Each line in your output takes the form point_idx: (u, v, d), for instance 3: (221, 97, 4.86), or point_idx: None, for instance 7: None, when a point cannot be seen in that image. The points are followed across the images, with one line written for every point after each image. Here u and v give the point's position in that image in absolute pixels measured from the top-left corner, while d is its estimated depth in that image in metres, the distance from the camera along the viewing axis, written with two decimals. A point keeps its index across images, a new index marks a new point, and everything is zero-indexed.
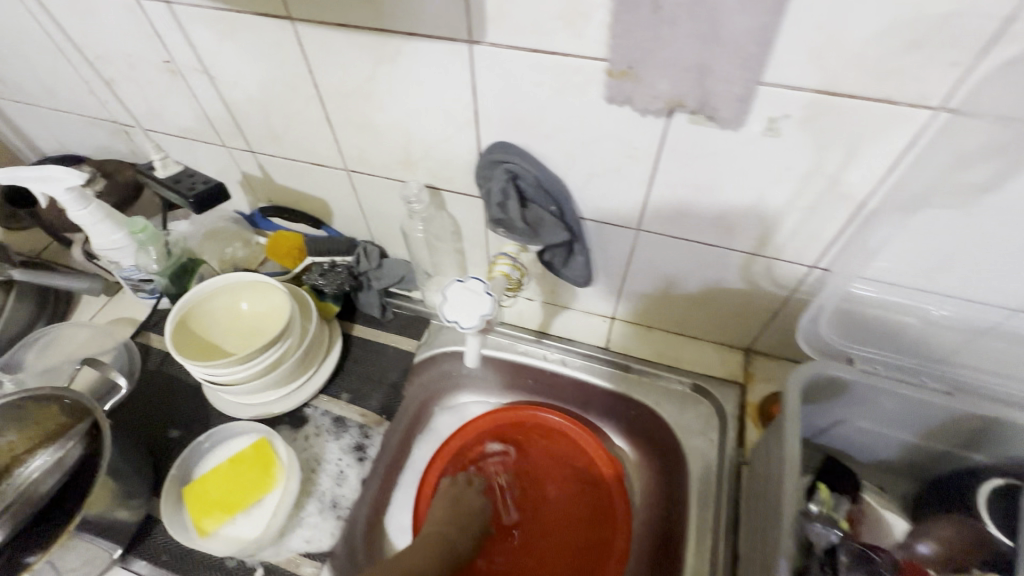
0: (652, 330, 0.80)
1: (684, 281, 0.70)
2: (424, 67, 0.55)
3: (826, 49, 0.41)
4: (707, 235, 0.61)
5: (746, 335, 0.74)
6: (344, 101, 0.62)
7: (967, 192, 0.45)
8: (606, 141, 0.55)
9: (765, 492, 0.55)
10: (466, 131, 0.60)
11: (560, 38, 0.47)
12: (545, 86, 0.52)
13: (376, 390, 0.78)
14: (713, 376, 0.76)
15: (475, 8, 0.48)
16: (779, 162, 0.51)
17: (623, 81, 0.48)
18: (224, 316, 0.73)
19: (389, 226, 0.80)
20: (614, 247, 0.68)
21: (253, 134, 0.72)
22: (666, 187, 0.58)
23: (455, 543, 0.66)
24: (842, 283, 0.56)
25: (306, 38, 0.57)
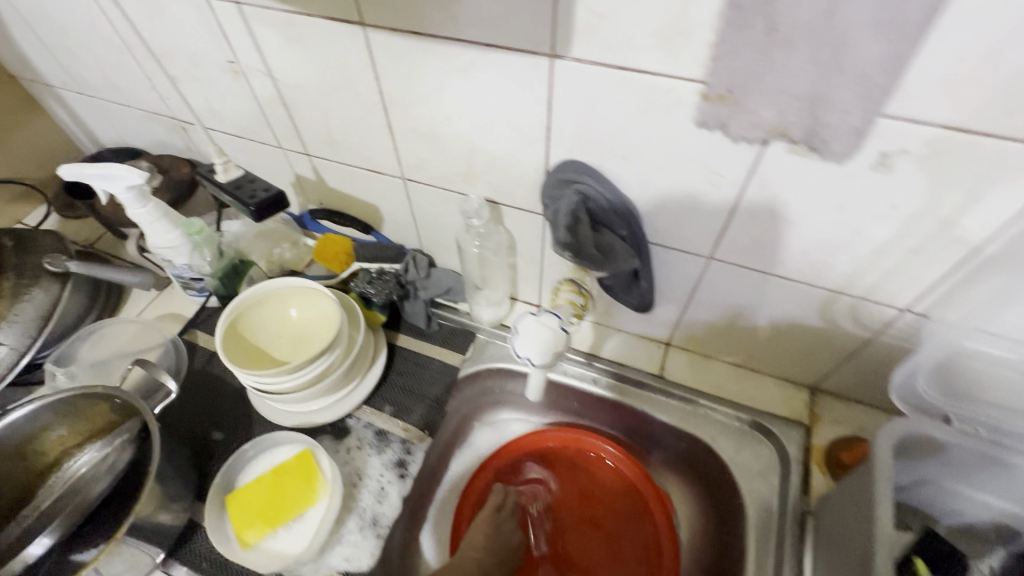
0: (709, 360, 0.76)
1: (753, 314, 0.65)
2: (498, 80, 0.52)
3: (966, 83, 0.36)
4: (787, 269, 0.57)
5: (815, 373, 0.70)
6: (408, 110, 0.60)
7: None
8: (688, 165, 0.51)
9: (845, 556, 0.50)
10: (535, 147, 0.57)
11: (653, 56, 0.44)
12: (628, 106, 0.49)
13: (418, 403, 0.75)
14: (775, 414, 0.71)
15: (562, 22, 0.45)
16: (885, 200, 0.46)
17: (719, 105, 0.44)
18: (274, 322, 0.72)
19: (440, 236, 0.78)
20: (680, 274, 0.64)
21: (312, 137, 0.71)
22: (749, 218, 0.54)
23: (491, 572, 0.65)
24: (949, 336, 0.54)
25: (375, 45, 0.55)
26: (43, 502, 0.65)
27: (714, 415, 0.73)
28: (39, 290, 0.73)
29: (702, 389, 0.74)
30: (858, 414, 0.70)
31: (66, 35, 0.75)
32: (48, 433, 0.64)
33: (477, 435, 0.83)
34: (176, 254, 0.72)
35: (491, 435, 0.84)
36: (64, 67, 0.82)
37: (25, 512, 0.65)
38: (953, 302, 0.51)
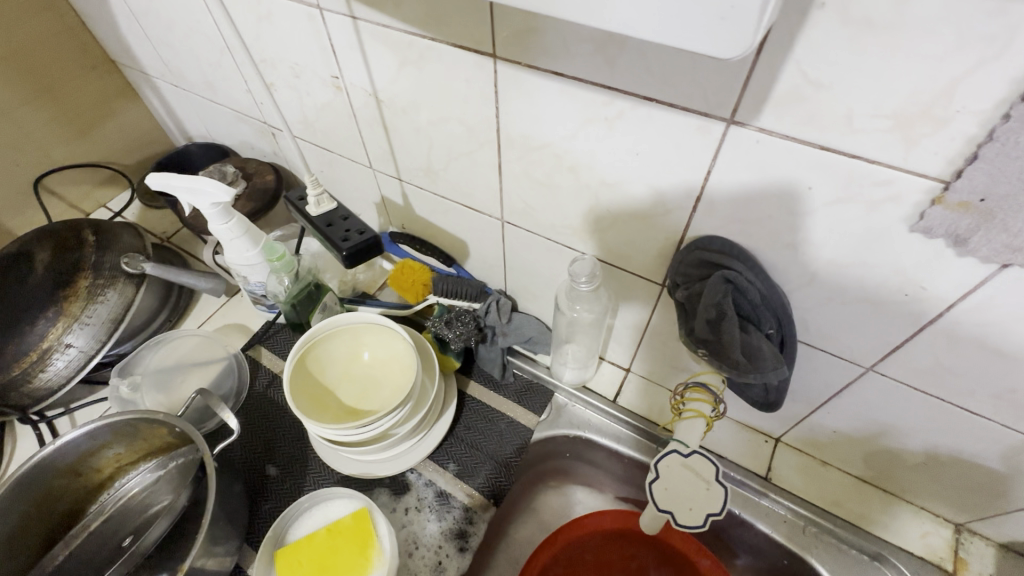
0: (829, 468, 0.64)
1: (907, 437, 0.54)
2: (646, 138, 0.43)
3: None
4: (975, 403, 0.46)
5: (969, 511, 0.57)
6: (527, 154, 0.52)
7: None
8: (878, 270, 0.41)
9: None
10: (674, 216, 0.48)
11: (876, 142, 0.34)
12: (819, 193, 0.39)
13: (485, 465, 0.68)
14: (909, 551, 0.59)
15: (757, 85, 0.35)
16: None
17: (960, 214, 0.34)
18: (344, 360, 0.66)
19: (530, 283, 0.70)
20: (821, 377, 0.53)
21: (408, 164, 0.64)
22: (947, 339, 0.42)
23: None
24: None
25: (504, 80, 0.47)
26: (92, 521, 0.62)
27: (828, 535, 0.62)
28: (114, 292, 0.70)
29: (818, 502, 0.63)
30: (1017, 568, 0.57)
31: (169, 30, 0.71)
32: (104, 451, 0.61)
33: (541, 502, 0.75)
34: (251, 272, 0.67)
35: (555, 502, 0.76)
36: (163, 59, 0.79)
37: (72, 531, 0.61)
38: None
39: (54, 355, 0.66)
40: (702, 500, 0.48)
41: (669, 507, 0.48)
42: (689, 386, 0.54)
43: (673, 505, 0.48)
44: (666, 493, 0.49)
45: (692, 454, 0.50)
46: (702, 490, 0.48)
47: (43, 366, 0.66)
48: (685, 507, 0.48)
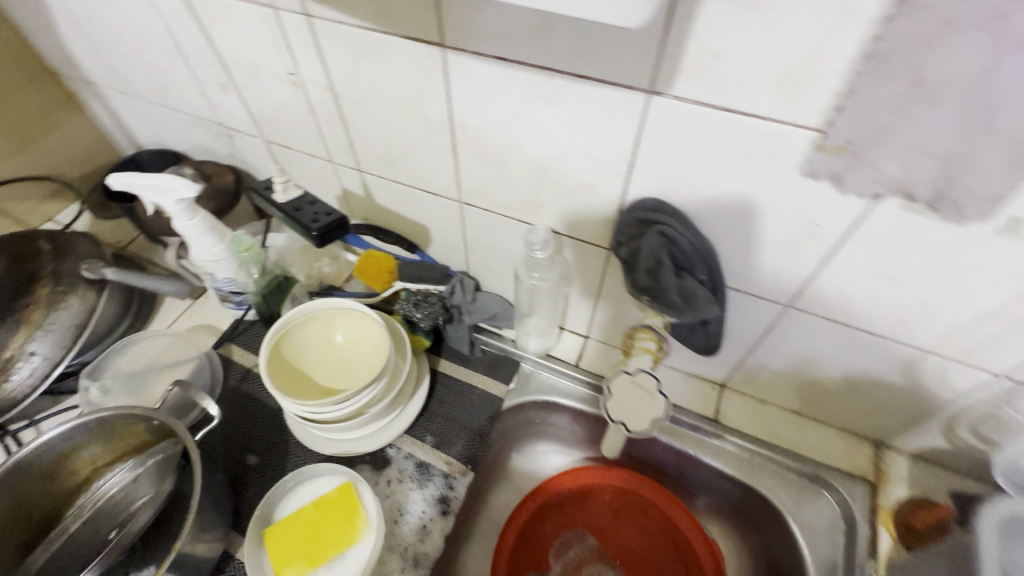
0: (766, 406, 0.73)
1: (826, 365, 0.62)
2: (582, 112, 0.49)
3: None
4: (874, 325, 0.54)
5: (883, 428, 0.66)
6: (478, 135, 0.57)
7: None
8: (783, 214, 0.48)
9: None
10: (613, 183, 0.54)
11: (766, 101, 0.41)
12: (728, 150, 0.45)
13: (461, 434, 0.72)
14: (839, 468, 0.67)
15: (669, 57, 0.41)
16: (1005, 266, 0.43)
17: (836, 157, 0.41)
18: (318, 345, 0.69)
19: (491, 262, 0.75)
20: (751, 319, 0.61)
21: (367, 154, 0.68)
22: (843, 270, 0.50)
23: None
24: None
25: (453, 68, 0.52)
26: (72, 524, 0.62)
27: (771, 465, 0.69)
28: (76, 298, 0.70)
29: (760, 436, 0.71)
30: (926, 473, 0.66)
31: (116, 37, 0.72)
32: (80, 452, 0.62)
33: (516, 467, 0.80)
34: (218, 268, 0.70)
35: (530, 467, 0.81)
36: (110, 66, 0.79)
37: (51, 535, 0.61)
38: None
39: (17, 364, 0.66)
40: (649, 408, 0.56)
41: (624, 419, 0.56)
42: (638, 328, 0.59)
43: (626, 418, 0.56)
44: (619, 407, 0.56)
45: (635, 370, 0.57)
46: (647, 400, 0.56)
47: (6, 375, 0.65)
48: (637, 417, 0.56)
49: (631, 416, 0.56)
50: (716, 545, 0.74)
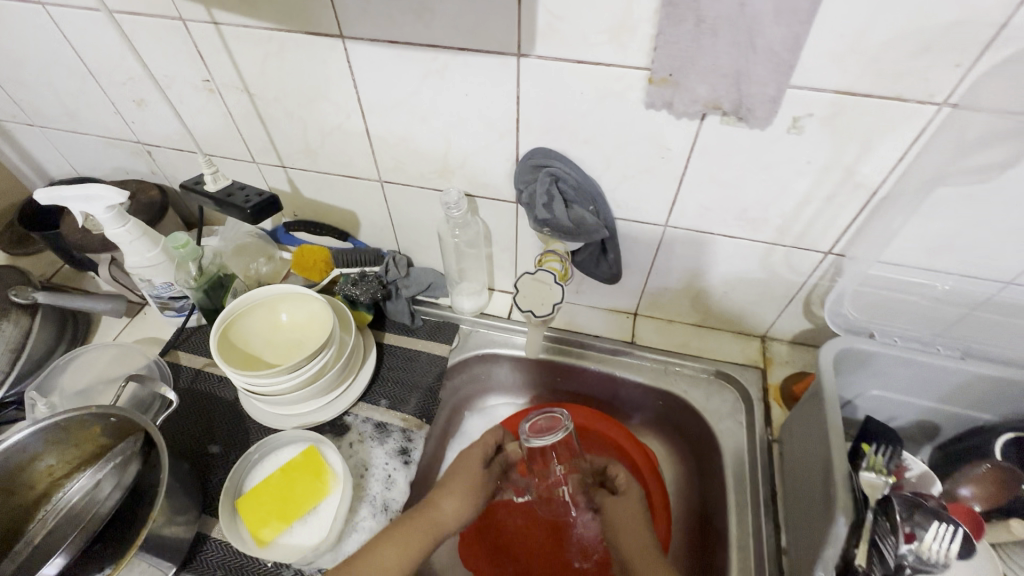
0: (672, 324, 0.85)
1: (707, 274, 0.74)
2: (470, 80, 0.59)
3: (849, 55, 0.47)
4: (731, 228, 0.66)
5: (763, 323, 0.80)
6: (386, 114, 0.65)
7: (986, 170, 0.50)
8: (643, 144, 0.59)
9: (809, 473, 0.59)
10: (506, 140, 0.64)
11: (605, 50, 0.52)
12: (588, 95, 0.56)
13: (413, 394, 0.79)
14: (735, 362, 0.81)
15: (526, 24, 0.52)
16: (801, 156, 0.56)
17: (663, 87, 0.53)
18: (266, 329, 0.74)
19: (418, 235, 0.83)
20: (642, 244, 0.72)
21: (288, 149, 0.74)
22: (696, 186, 0.62)
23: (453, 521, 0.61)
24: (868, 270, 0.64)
25: (354, 55, 0.60)
26: (37, 535, 0.64)
27: (682, 370, 0.81)
28: (9, 322, 0.71)
29: (670, 348, 0.83)
30: (801, 354, 0.80)
31: (18, 67, 0.74)
32: (37, 463, 0.63)
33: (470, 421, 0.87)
34: (154, 273, 0.73)
35: (483, 420, 0.89)
36: (14, 99, 0.81)
37: (16, 548, 0.63)
38: (862, 240, 0.62)
39: None
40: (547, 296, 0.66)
41: (530, 308, 0.66)
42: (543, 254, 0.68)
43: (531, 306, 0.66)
44: (526, 299, 0.67)
45: (536, 271, 0.68)
46: (545, 291, 0.66)
47: None
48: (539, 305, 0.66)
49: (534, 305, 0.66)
50: (652, 452, 0.84)
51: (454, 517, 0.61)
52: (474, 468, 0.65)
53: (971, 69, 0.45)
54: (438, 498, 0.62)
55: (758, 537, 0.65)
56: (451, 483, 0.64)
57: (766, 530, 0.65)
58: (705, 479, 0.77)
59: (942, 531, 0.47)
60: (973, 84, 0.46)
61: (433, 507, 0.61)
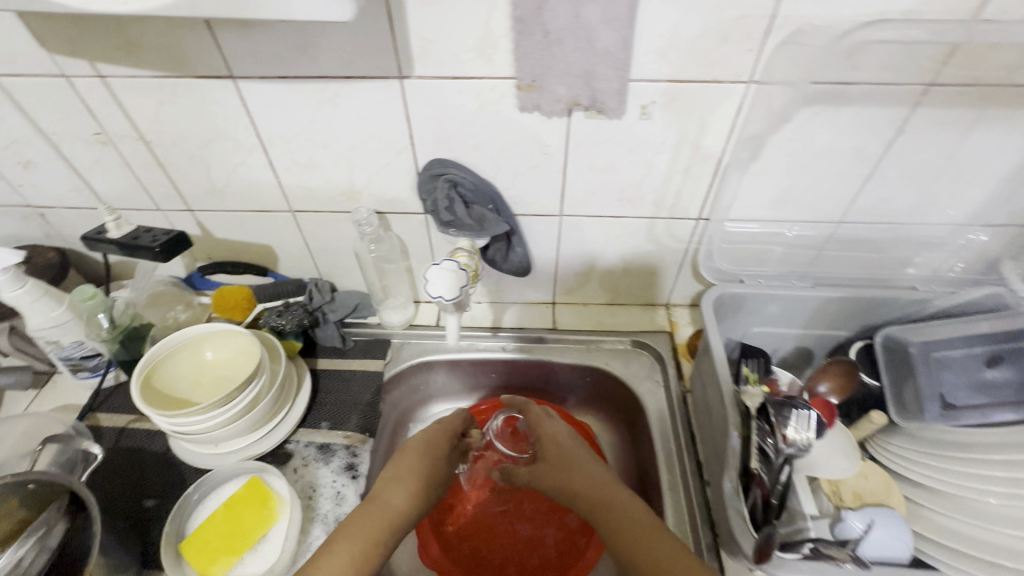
0: (587, 306, 0.93)
1: (606, 254, 0.83)
2: (361, 104, 0.64)
3: (669, 50, 0.57)
4: (616, 210, 0.75)
5: (664, 292, 0.90)
6: (287, 145, 0.69)
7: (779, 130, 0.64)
8: (526, 144, 0.67)
9: (711, 406, 0.68)
10: (404, 155, 0.70)
11: (475, 66, 0.60)
12: (468, 105, 0.64)
13: (353, 412, 0.80)
14: (647, 330, 0.90)
15: (402, 50, 0.59)
16: (655, 139, 0.66)
17: (530, 92, 0.61)
18: (192, 370, 0.73)
19: (337, 259, 0.86)
20: (544, 235, 0.80)
21: (193, 192, 0.76)
22: (578, 176, 0.71)
23: (410, 512, 0.61)
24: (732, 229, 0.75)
25: (246, 93, 0.64)
26: None
27: (603, 345, 0.89)
28: None
29: (589, 328, 0.91)
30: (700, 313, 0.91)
31: None
32: None
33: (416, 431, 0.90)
34: (61, 332, 0.71)
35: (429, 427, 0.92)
36: None
37: None
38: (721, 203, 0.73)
39: None
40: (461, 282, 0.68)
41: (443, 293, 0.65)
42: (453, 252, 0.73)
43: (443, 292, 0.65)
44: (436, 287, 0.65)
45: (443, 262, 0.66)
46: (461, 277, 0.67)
47: None
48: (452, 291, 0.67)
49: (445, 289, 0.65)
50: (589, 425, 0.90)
51: (408, 510, 0.61)
52: (424, 459, 0.66)
53: (761, 52, 0.57)
54: (389, 491, 0.62)
55: (684, 475, 0.72)
56: (404, 478, 0.63)
57: (689, 466, 0.73)
58: (637, 438, 0.84)
59: (801, 417, 0.52)
60: (766, 63, 0.58)
61: (385, 505, 0.60)
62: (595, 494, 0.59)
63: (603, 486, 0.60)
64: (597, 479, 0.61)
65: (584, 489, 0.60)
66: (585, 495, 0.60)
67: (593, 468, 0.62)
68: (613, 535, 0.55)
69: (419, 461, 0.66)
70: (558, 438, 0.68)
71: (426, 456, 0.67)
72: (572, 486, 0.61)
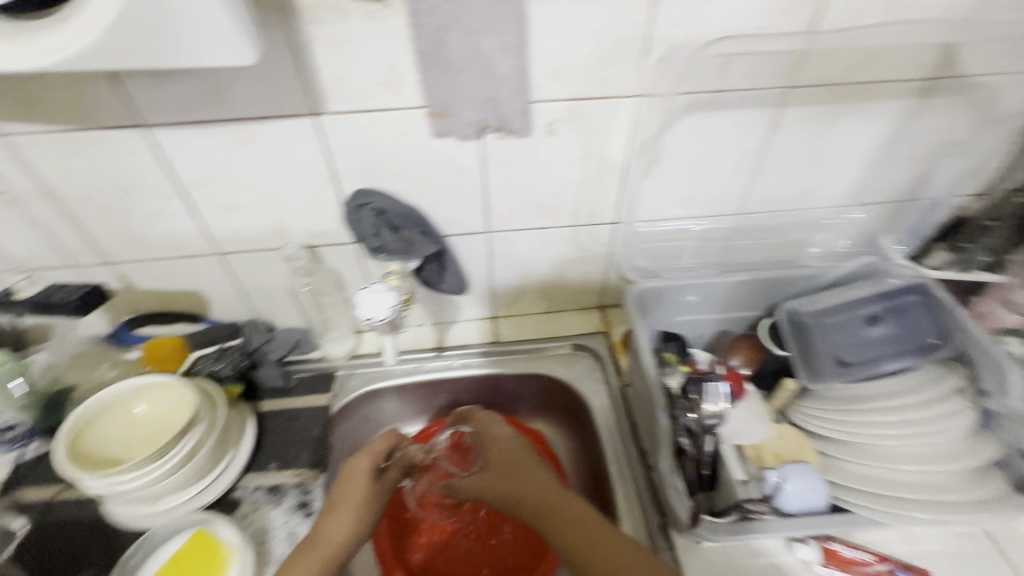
0: (527, 317, 0.97)
1: (536, 264, 0.87)
2: (279, 142, 0.66)
3: (562, 72, 0.63)
4: (539, 222, 0.80)
5: (597, 294, 0.95)
6: (206, 188, 0.69)
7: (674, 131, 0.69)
8: (445, 167, 0.71)
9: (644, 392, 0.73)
10: (328, 188, 0.72)
11: (386, 98, 0.63)
12: (385, 136, 0.67)
13: (302, 449, 0.79)
14: (584, 332, 0.94)
15: (313, 88, 0.61)
16: (564, 153, 0.71)
17: (442, 119, 0.65)
18: (123, 426, 0.71)
19: (272, 297, 0.86)
20: (476, 252, 0.83)
21: (111, 245, 0.74)
22: (499, 193, 0.75)
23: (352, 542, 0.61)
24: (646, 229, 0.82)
25: (159, 140, 0.64)
26: None
27: (546, 352, 0.93)
28: None
29: (531, 337, 0.94)
30: None
31: None
32: None
33: None
34: None
35: None
36: None
37: None
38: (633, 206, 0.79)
39: None
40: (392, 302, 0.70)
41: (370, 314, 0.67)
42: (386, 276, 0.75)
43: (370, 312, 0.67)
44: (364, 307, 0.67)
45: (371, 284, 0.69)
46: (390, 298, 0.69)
47: None
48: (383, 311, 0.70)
49: (373, 309, 0.66)
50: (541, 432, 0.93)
51: (350, 540, 0.61)
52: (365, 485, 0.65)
53: (644, 69, 0.64)
54: (330, 525, 0.61)
55: (631, 463, 0.76)
56: (344, 509, 0.63)
57: (634, 454, 0.77)
58: (586, 436, 0.87)
59: (713, 390, 0.59)
60: (650, 78, 0.65)
61: (325, 541, 0.60)
62: (537, 501, 0.60)
63: (546, 491, 0.61)
64: (539, 487, 0.62)
65: (526, 499, 0.61)
66: (528, 505, 0.61)
67: (535, 477, 0.63)
68: (557, 539, 0.57)
69: (361, 490, 0.64)
70: (501, 447, 0.69)
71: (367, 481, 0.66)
72: (516, 495, 0.62)
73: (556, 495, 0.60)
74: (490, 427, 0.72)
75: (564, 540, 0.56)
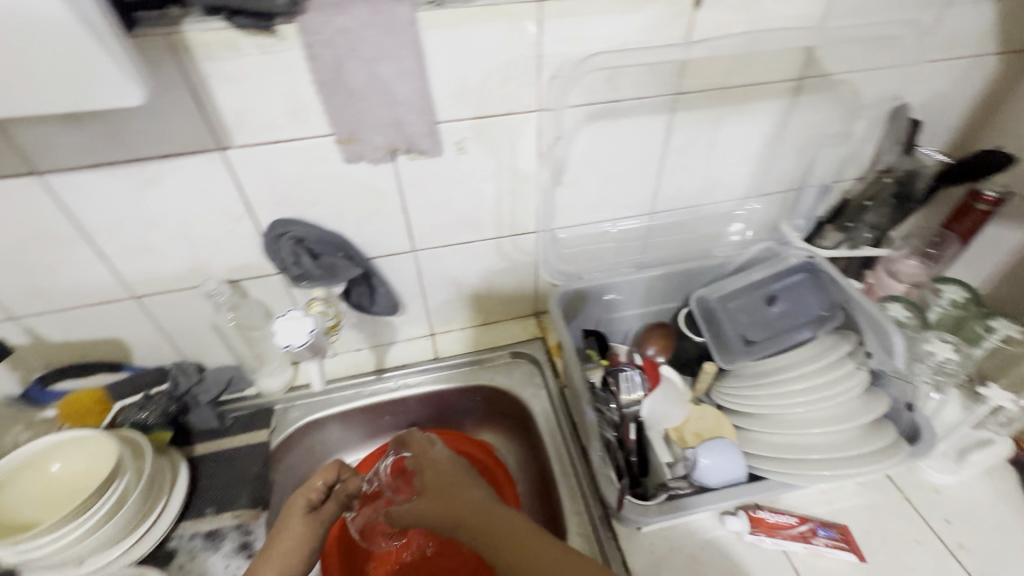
0: (465, 330, 0.98)
1: (467, 277, 0.89)
2: (186, 179, 0.65)
3: (463, 93, 0.66)
4: (463, 236, 0.82)
5: (530, 302, 0.98)
6: (114, 231, 0.68)
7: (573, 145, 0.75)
8: (361, 191, 0.72)
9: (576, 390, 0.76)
10: (244, 220, 0.71)
11: (292, 128, 0.64)
12: (296, 165, 0.68)
13: (241, 489, 0.77)
14: (522, 340, 0.97)
15: (216, 124, 0.62)
16: (477, 169, 0.74)
17: (351, 145, 0.66)
18: (38, 486, 0.68)
19: (198, 337, 0.84)
20: (405, 271, 0.85)
21: (14, 298, 0.71)
22: (419, 212, 0.77)
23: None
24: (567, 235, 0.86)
25: (57, 187, 0.62)
26: None
27: (486, 363, 0.94)
28: None
29: (470, 350, 0.96)
30: None
31: None
32: None
33: None
34: None
35: None
36: None
37: None
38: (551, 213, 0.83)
39: None
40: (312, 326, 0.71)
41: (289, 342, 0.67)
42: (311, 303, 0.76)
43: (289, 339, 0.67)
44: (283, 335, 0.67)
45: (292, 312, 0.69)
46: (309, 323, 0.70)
47: None
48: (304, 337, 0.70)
49: (292, 336, 0.66)
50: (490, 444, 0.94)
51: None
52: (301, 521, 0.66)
53: (540, 85, 0.68)
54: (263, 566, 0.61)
55: (572, 461, 0.79)
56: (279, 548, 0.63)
57: (574, 451, 0.79)
58: (531, 441, 0.89)
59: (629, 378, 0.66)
60: (548, 93, 0.69)
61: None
62: (473, 518, 0.62)
63: (483, 508, 0.62)
64: (476, 505, 0.63)
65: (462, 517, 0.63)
66: (465, 523, 0.62)
67: (473, 496, 0.65)
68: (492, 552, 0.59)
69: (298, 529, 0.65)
70: (438, 469, 0.70)
71: (306, 519, 0.66)
72: (455, 515, 0.63)
73: (494, 510, 0.62)
74: (428, 450, 0.73)
75: (498, 552, 0.58)
